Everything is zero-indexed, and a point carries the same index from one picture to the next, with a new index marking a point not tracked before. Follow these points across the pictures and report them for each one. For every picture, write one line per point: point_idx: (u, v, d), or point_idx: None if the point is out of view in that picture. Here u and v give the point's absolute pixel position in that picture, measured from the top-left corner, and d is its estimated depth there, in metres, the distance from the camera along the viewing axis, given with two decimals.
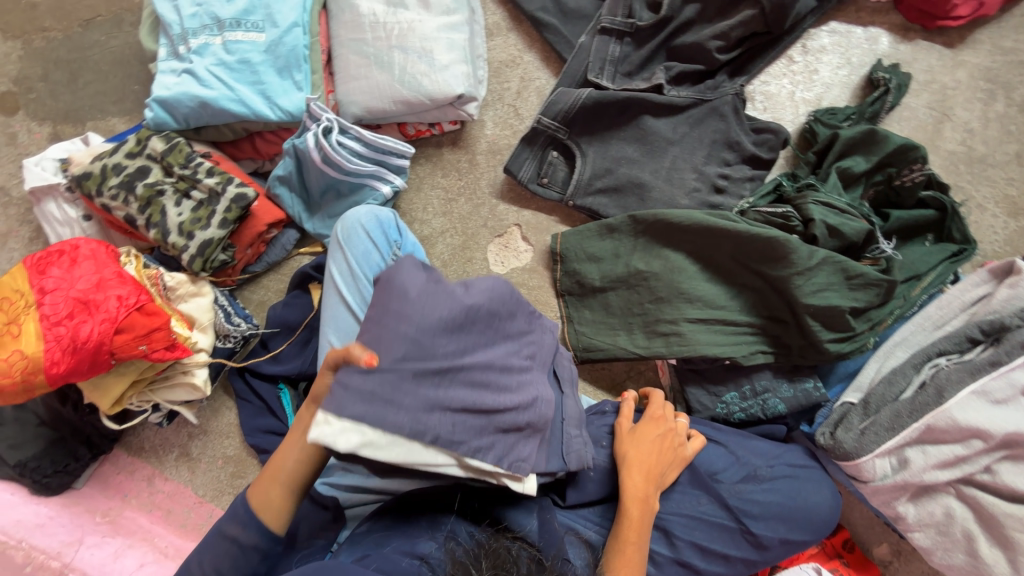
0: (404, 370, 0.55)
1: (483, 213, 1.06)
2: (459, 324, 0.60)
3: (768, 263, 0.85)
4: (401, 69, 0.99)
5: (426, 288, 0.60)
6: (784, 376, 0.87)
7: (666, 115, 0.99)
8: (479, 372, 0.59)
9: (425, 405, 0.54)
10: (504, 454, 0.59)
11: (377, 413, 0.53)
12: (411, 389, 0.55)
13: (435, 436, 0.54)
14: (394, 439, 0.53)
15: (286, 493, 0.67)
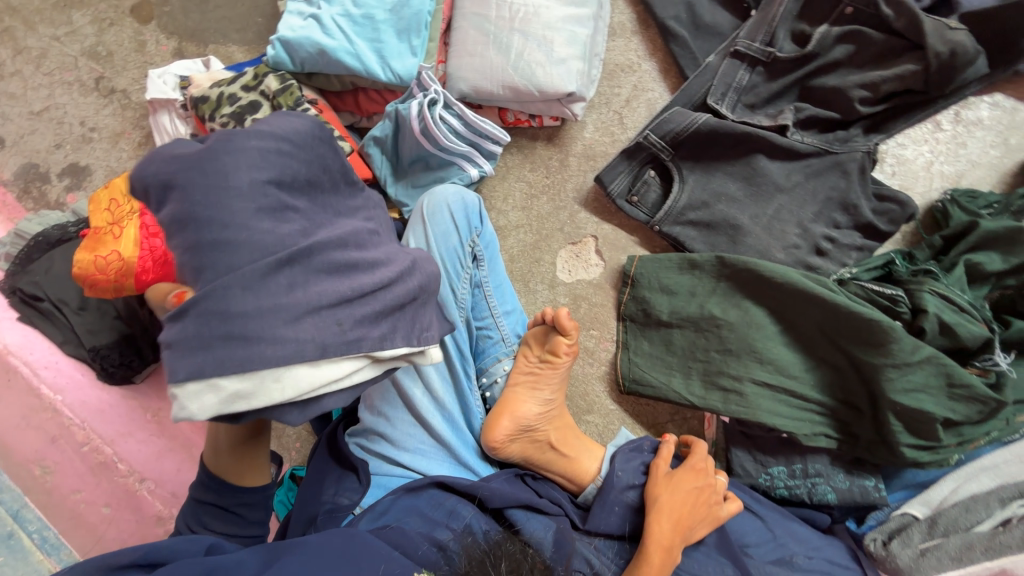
0: (233, 290, 0.46)
1: (562, 216, 1.03)
2: (284, 194, 0.51)
3: (862, 345, 0.78)
4: (518, 54, 0.96)
5: (212, 170, 0.48)
6: (843, 466, 0.81)
7: (783, 159, 0.92)
8: (328, 260, 0.51)
9: (283, 322, 0.47)
10: (405, 330, 0.55)
11: (230, 356, 0.45)
12: (256, 306, 0.47)
13: (317, 346, 0.48)
14: (266, 373, 0.46)
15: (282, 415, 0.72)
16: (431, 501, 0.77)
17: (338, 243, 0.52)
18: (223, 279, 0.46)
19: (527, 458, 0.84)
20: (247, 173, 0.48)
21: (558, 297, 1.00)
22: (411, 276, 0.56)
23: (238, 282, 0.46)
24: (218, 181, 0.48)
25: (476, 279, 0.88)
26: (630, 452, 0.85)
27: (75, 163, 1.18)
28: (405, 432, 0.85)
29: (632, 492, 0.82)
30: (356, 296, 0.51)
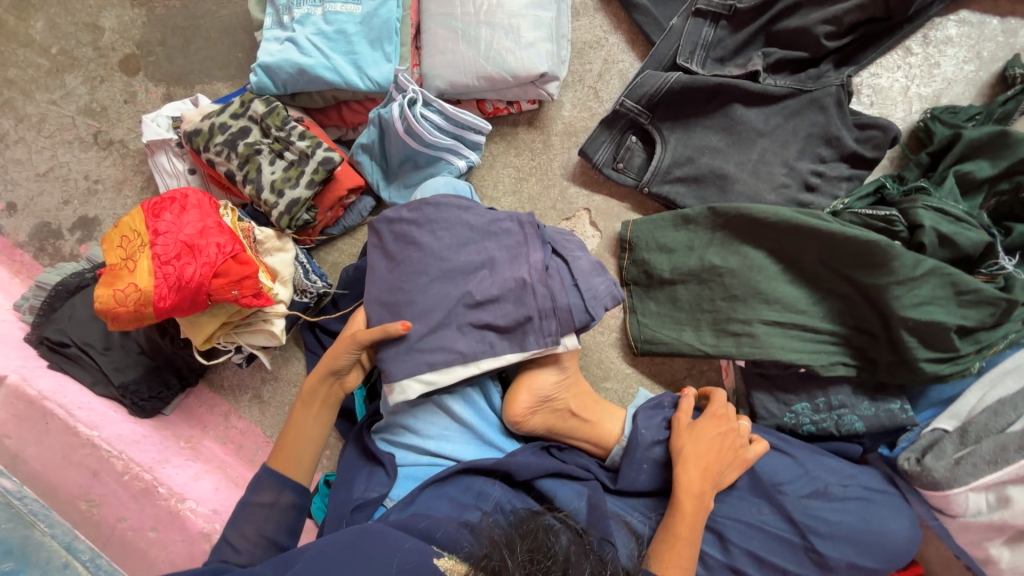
0: (427, 326, 0.74)
1: (553, 194, 1.05)
2: (452, 256, 0.77)
3: (865, 269, 0.78)
4: (488, 45, 1.00)
5: (408, 248, 0.78)
6: (866, 394, 0.81)
7: (760, 104, 0.93)
8: (480, 293, 0.74)
9: (457, 335, 0.74)
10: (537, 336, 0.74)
11: (426, 358, 0.74)
12: (439, 329, 0.74)
13: (477, 351, 0.74)
14: (451, 369, 0.74)
15: (309, 453, 0.78)
16: (461, 487, 0.79)
17: (485, 283, 0.75)
18: (420, 321, 0.74)
19: (549, 429, 0.84)
20: (430, 244, 0.77)
21: None
22: (534, 296, 0.74)
23: (432, 322, 0.74)
24: (414, 259, 0.77)
25: None
26: (651, 410, 0.84)
27: (85, 215, 1.23)
28: (427, 420, 0.86)
29: (658, 448, 0.81)
30: (499, 313, 0.74)
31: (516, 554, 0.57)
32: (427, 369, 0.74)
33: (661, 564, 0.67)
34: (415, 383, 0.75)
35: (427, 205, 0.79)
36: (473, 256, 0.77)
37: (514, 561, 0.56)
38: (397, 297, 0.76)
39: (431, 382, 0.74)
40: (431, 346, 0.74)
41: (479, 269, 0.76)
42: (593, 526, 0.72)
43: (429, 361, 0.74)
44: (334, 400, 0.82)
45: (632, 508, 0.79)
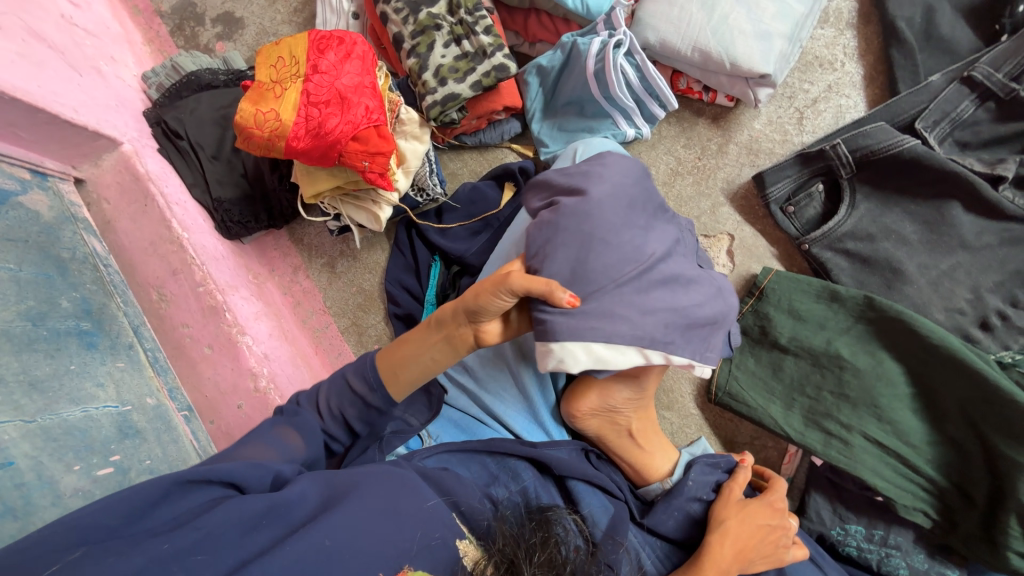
0: (611, 282, 0.67)
1: (703, 205, 0.96)
2: (645, 226, 0.71)
3: (1008, 439, 0.71)
4: (722, 17, 0.87)
5: (608, 197, 0.70)
6: (925, 547, 0.77)
7: (982, 215, 0.81)
8: (667, 278, 0.69)
9: (639, 311, 0.66)
10: (701, 346, 0.70)
11: (600, 327, 0.65)
12: (621, 300, 0.66)
13: (651, 338, 0.66)
14: (620, 346, 0.65)
15: (411, 377, 0.69)
16: (498, 461, 0.77)
17: (671, 269, 0.70)
18: (606, 277, 0.67)
19: (599, 436, 0.82)
20: (628, 205, 0.71)
21: None
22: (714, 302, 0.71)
23: (615, 281, 0.67)
24: (613, 212, 0.69)
25: None
26: (706, 467, 0.81)
27: (230, 12, 1.15)
28: (491, 374, 0.86)
29: (696, 504, 0.78)
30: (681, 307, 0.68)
31: (533, 560, 0.52)
32: (602, 341, 0.64)
33: None
34: (578, 353, 0.65)
35: (630, 167, 0.74)
36: (664, 237, 0.72)
37: (529, 566, 0.51)
38: (587, 233, 0.67)
39: (598, 353, 0.65)
40: (614, 315, 0.65)
41: (668, 250, 0.71)
42: (606, 546, 0.70)
43: (604, 332, 0.64)
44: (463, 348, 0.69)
45: (644, 551, 0.76)
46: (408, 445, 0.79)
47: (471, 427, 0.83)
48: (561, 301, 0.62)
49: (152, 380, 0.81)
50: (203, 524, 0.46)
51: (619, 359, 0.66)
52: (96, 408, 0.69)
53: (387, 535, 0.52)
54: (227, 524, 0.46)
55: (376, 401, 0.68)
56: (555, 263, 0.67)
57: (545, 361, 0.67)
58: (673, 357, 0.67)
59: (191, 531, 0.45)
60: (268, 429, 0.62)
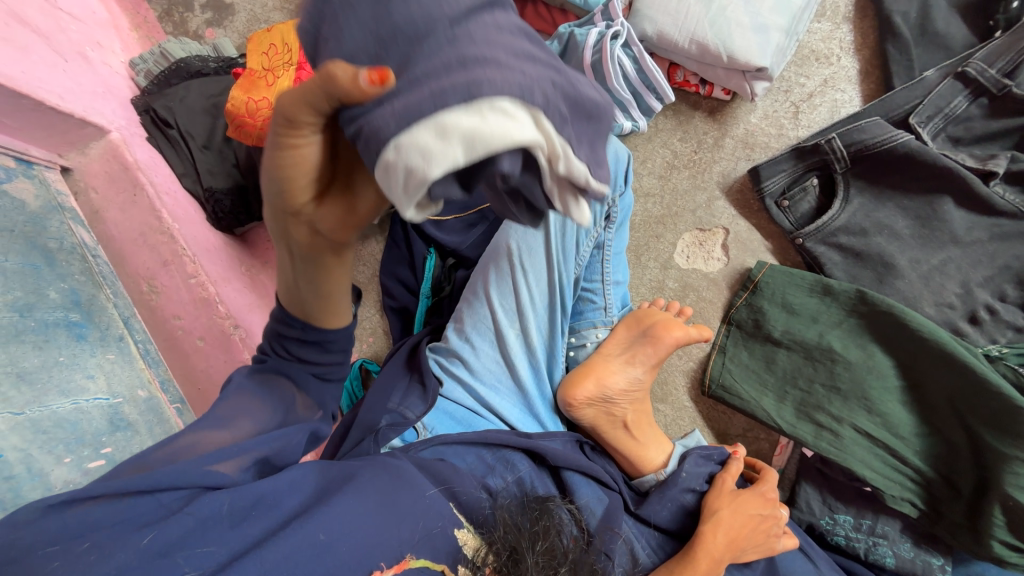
0: (440, 17, 0.34)
1: (699, 198, 0.96)
2: None
3: (993, 430, 0.73)
4: (719, 8, 0.87)
5: None
6: (912, 537, 0.79)
7: (973, 210, 0.82)
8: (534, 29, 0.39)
9: (508, 47, 0.34)
10: (594, 136, 0.38)
11: (451, 78, 0.32)
12: (472, 34, 0.34)
13: (547, 90, 0.34)
14: (494, 97, 0.32)
15: (317, 300, 0.54)
16: (493, 455, 0.76)
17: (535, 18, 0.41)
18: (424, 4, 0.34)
19: (595, 427, 0.83)
20: None
21: (668, 280, 0.96)
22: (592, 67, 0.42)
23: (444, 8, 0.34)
24: None
25: (601, 240, 0.87)
26: (700, 458, 0.82)
27: None
28: (487, 365, 0.87)
29: (689, 495, 0.79)
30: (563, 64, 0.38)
31: (535, 547, 0.52)
32: (457, 95, 0.31)
33: None
34: (428, 138, 0.31)
35: None
36: None
37: (532, 552, 0.51)
38: None
39: (467, 126, 0.31)
40: (467, 58, 0.33)
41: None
42: (601, 538, 0.70)
43: (460, 82, 0.31)
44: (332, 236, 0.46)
45: (637, 540, 0.76)
46: (403, 436, 0.78)
47: (465, 419, 0.83)
48: (362, 85, 0.32)
49: (143, 372, 0.79)
50: (193, 514, 0.45)
51: (491, 130, 0.31)
52: (86, 400, 0.68)
53: (383, 526, 0.52)
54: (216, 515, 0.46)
55: (309, 335, 0.56)
56: (347, 43, 0.35)
57: (399, 192, 0.33)
58: (570, 153, 0.35)
59: (182, 520, 0.44)
60: (246, 379, 0.57)
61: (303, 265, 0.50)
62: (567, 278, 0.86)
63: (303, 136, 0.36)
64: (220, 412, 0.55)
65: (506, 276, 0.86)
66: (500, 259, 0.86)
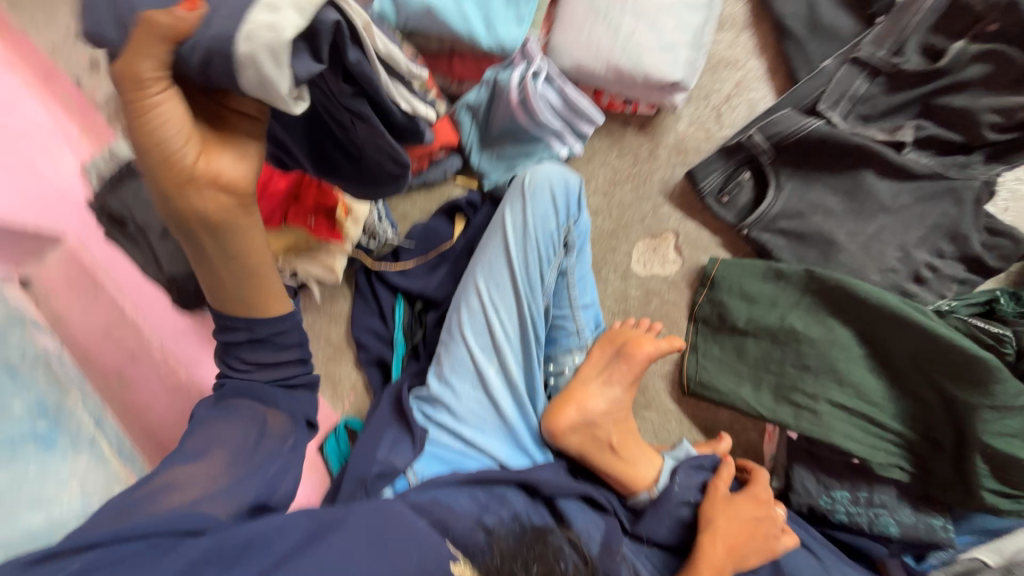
0: None
1: (644, 207, 1.01)
2: None
3: (958, 384, 0.75)
4: (627, 34, 0.94)
5: None
6: (910, 501, 0.79)
7: (894, 178, 0.88)
8: None
9: None
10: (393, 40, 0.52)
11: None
12: None
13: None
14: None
15: (246, 290, 0.54)
16: (488, 492, 0.77)
17: None
18: None
19: (583, 455, 0.82)
20: None
21: (630, 289, 0.99)
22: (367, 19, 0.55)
23: None
24: None
25: (563, 267, 0.91)
26: (692, 468, 0.82)
27: None
28: (470, 406, 0.86)
29: (685, 508, 0.79)
30: None
31: None
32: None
33: None
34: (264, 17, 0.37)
35: None
36: None
37: None
38: None
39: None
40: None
41: None
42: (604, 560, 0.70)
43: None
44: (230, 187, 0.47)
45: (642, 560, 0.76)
46: (394, 485, 0.80)
47: (454, 463, 0.83)
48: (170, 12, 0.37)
49: (121, 471, 0.74)
50: (185, 556, 0.45)
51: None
52: (59, 511, 0.65)
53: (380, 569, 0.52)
54: (208, 554, 0.46)
55: (258, 330, 0.56)
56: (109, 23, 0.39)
57: (271, 68, 0.38)
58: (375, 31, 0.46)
59: (175, 560, 0.44)
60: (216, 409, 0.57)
61: (217, 248, 0.50)
62: (537, 308, 0.88)
63: (155, 91, 0.39)
64: (196, 448, 0.55)
65: (479, 315, 0.88)
66: (471, 298, 0.89)
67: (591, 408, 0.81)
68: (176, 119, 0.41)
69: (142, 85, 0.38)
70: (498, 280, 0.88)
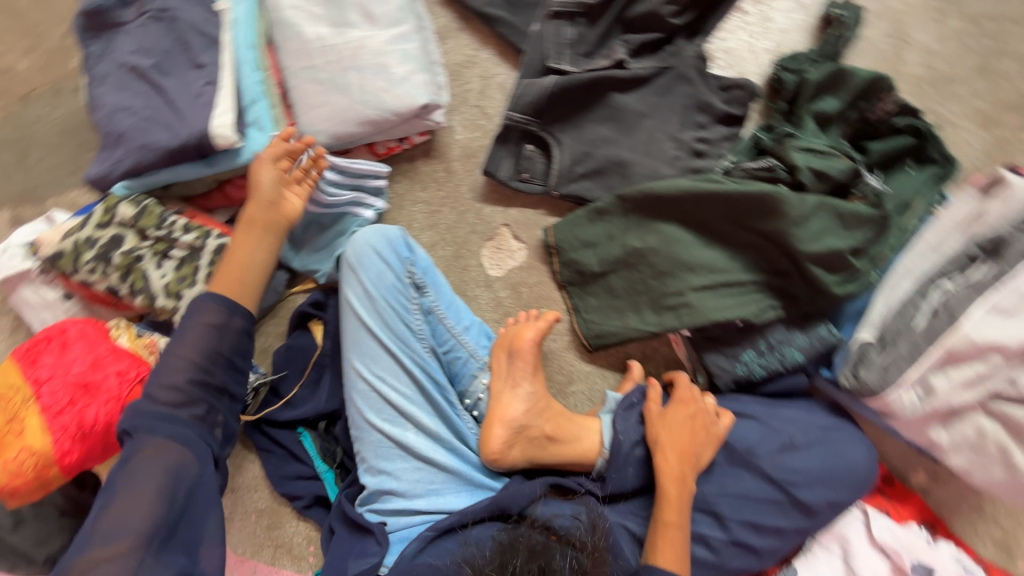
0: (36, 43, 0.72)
1: (469, 218, 1.04)
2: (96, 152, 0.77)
3: (763, 220, 0.84)
4: (360, 89, 0.97)
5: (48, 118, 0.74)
6: (797, 327, 0.86)
7: (635, 89, 0.98)
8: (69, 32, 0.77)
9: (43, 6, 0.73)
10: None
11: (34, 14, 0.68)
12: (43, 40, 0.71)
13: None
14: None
15: (253, 279, 0.84)
16: (464, 540, 0.75)
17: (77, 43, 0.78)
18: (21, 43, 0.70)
19: (531, 459, 0.82)
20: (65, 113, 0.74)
21: (499, 293, 1.01)
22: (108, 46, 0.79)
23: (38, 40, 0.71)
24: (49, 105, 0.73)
25: (426, 305, 0.88)
26: (625, 412, 0.83)
27: None
28: (412, 478, 0.82)
29: (639, 447, 0.81)
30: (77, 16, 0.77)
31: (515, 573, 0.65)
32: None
33: (658, 554, 0.72)
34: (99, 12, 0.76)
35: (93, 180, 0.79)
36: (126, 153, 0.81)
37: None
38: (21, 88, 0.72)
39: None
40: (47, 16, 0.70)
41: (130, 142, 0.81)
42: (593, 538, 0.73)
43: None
44: (234, 276, 0.83)
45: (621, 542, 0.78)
46: None
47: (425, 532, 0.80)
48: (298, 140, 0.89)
49: None
50: None
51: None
52: None
53: None
54: None
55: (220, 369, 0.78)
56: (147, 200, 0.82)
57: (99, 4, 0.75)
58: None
59: None
60: (127, 467, 0.69)
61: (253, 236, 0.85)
62: (421, 358, 0.85)
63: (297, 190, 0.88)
64: (114, 520, 0.66)
65: (372, 394, 0.83)
66: (356, 382, 0.84)
67: (514, 416, 0.81)
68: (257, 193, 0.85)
69: (293, 183, 0.88)
70: (373, 356, 0.84)
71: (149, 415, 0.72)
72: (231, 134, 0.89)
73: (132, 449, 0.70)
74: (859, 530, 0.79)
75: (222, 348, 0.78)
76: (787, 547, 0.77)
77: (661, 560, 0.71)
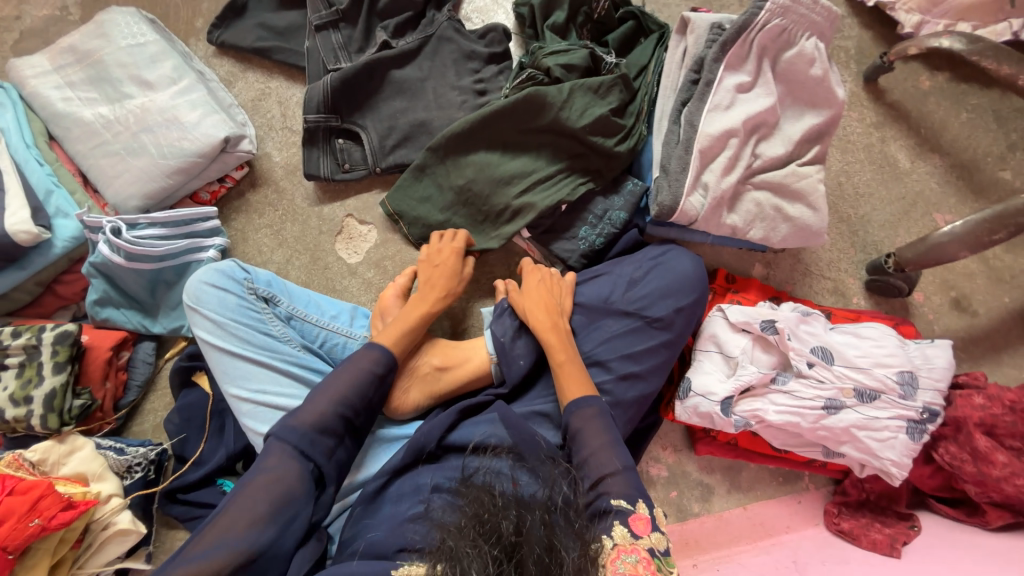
0: None
1: (313, 223, 1.10)
2: None
3: (537, 117, 0.97)
4: (157, 146, 1.00)
5: None
6: (612, 192, 1.00)
7: (410, 61, 1.11)
8: None
9: None
10: None
11: None
12: None
13: None
14: None
15: (408, 329, 0.85)
16: (394, 500, 0.76)
17: None
18: None
19: (433, 392, 0.88)
20: None
21: (366, 275, 1.07)
22: None
23: None
24: None
25: (283, 313, 0.91)
26: (498, 318, 0.90)
27: None
28: None
29: (521, 340, 0.88)
30: None
31: (478, 523, 0.59)
32: None
33: (567, 392, 0.78)
34: None
35: None
36: None
37: (480, 530, 0.58)
38: None
39: None
40: None
41: None
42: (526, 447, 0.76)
43: None
44: (392, 332, 0.83)
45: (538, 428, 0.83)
46: None
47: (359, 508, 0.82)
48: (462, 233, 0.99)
49: None
50: None
51: None
52: None
53: None
54: None
55: (348, 422, 0.73)
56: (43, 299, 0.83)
57: None
58: None
59: None
60: (271, 467, 0.66)
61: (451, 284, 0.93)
62: (296, 357, 0.88)
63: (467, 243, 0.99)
64: (229, 524, 0.63)
65: (258, 409, 0.85)
66: (241, 406, 0.85)
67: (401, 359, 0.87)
68: (452, 256, 0.95)
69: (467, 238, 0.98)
70: (249, 375, 0.86)
71: (299, 430, 0.69)
72: (30, 226, 0.88)
73: (267, 458, 0.67)
74: (723, 325, 0.90)
75: (362, 397, 0.75)
76: (666, 363, 0.88)
77: (571, 394, 0.77)
